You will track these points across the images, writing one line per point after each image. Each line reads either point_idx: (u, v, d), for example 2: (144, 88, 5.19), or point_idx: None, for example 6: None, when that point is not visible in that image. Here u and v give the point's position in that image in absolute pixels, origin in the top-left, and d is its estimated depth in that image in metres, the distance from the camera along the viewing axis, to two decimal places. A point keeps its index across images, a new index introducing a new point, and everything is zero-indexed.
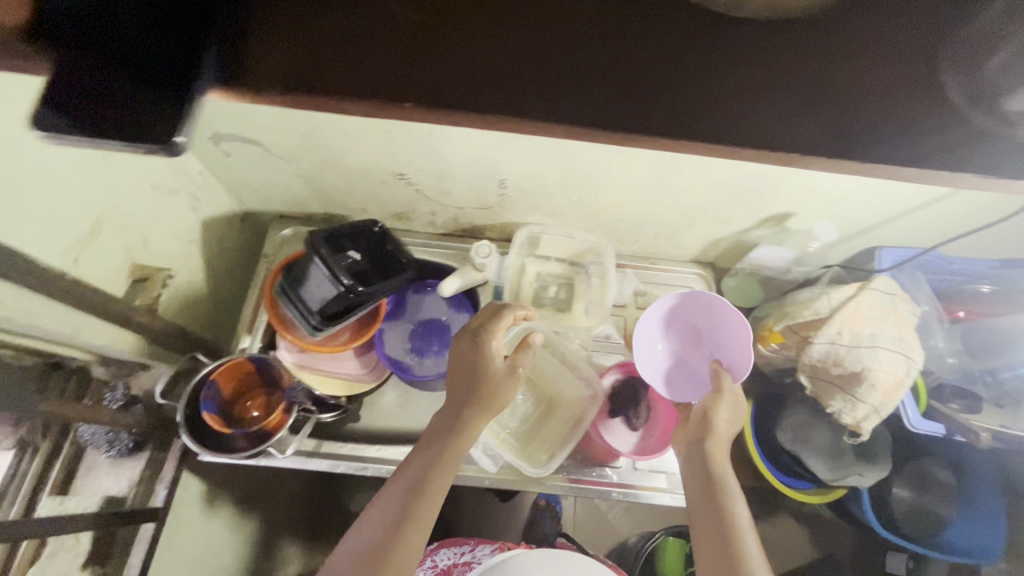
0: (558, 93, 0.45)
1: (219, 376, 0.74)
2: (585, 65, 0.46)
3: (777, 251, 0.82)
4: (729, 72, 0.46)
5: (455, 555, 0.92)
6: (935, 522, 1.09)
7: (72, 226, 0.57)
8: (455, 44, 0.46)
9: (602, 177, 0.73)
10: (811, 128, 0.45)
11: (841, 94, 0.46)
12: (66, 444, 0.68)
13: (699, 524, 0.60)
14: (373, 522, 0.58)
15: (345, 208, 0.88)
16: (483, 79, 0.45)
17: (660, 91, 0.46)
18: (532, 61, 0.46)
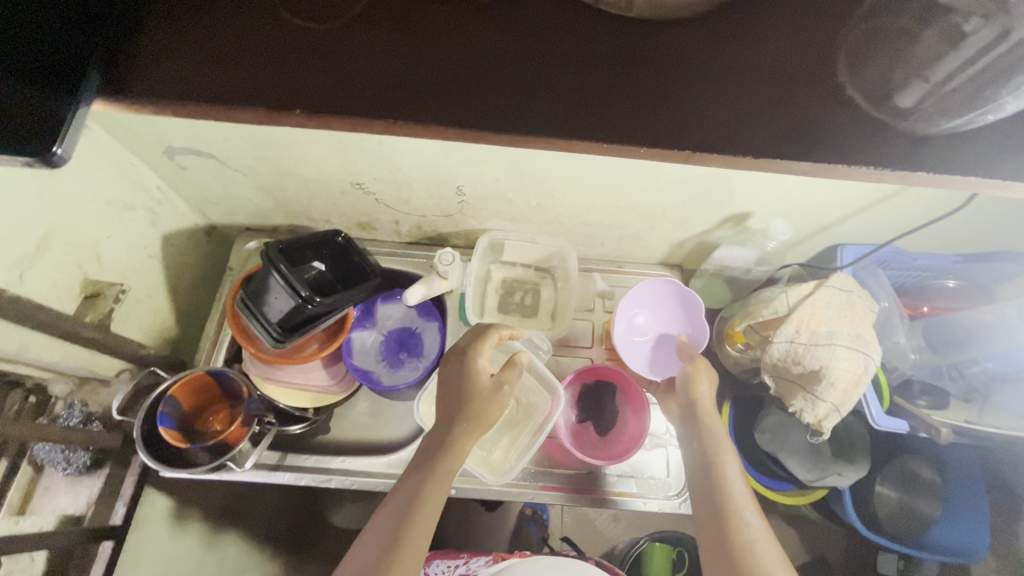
0: (457, 92, 0.41)
1: (177, 390, 0.72)
2: (486, 68, 0.42)
3: (739, 251, 0.82)
4: (649, 70, 0.42)
5: (449, 569, 0.88)
6: (919, 520, 1.08)
7: (16, 243, 0.57)
8: (346, 47, 0.42)
9: (557, 182, 0.73)
10: (745, 124, 0.41)
11: (768, 87, 0.42)
12: (23, 462, 0.67)
13: (701, 518, 0.59)
14: (365, 547, 0.57)
15: (309, 220, 0.89)
16: (373, 81, 0.41)
17: (575, 87, 0.41)
18: (431, 65, 0.42)
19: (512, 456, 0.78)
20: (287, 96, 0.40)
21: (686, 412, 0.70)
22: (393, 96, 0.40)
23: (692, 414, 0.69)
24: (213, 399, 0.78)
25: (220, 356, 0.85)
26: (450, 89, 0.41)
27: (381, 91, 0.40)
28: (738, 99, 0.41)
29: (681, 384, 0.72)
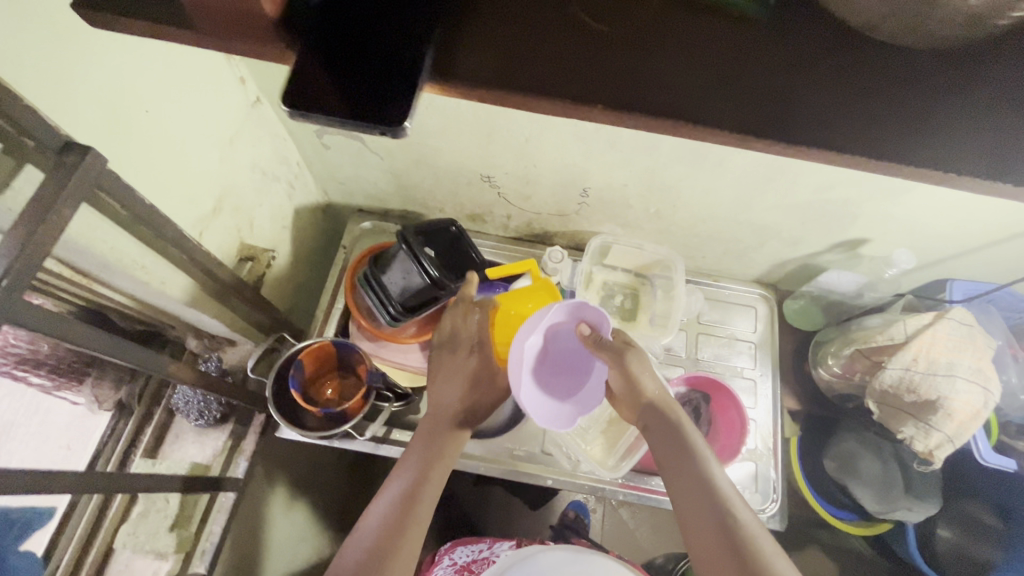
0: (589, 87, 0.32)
1: (307, 356, 0.77)
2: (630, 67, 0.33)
3: (846, 275, 0.84)
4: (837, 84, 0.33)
5: (473, 553, 0.93)
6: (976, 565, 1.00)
7: (202, 203, 0.61)
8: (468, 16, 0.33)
9: (685, 192, 0.75)
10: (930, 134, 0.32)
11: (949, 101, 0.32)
12: (157, 408, 0.75)
13: (676, 493, 0.51)
14: (368, 527, 0.58)
15: (424, 207, 0.92)
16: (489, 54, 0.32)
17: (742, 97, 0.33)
18: (558, 53, 0.33)
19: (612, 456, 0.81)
20: (594, 82, 0.32)
21: (642, 412, 0.57)
22: (735, 81, 0.33)
23: (649, 410, 0.57)
24: (329, 368, 0.82)
25: (332, 328, 0.89)
26: (782, 77, 0.33)
27: (715, 82, 0.33)
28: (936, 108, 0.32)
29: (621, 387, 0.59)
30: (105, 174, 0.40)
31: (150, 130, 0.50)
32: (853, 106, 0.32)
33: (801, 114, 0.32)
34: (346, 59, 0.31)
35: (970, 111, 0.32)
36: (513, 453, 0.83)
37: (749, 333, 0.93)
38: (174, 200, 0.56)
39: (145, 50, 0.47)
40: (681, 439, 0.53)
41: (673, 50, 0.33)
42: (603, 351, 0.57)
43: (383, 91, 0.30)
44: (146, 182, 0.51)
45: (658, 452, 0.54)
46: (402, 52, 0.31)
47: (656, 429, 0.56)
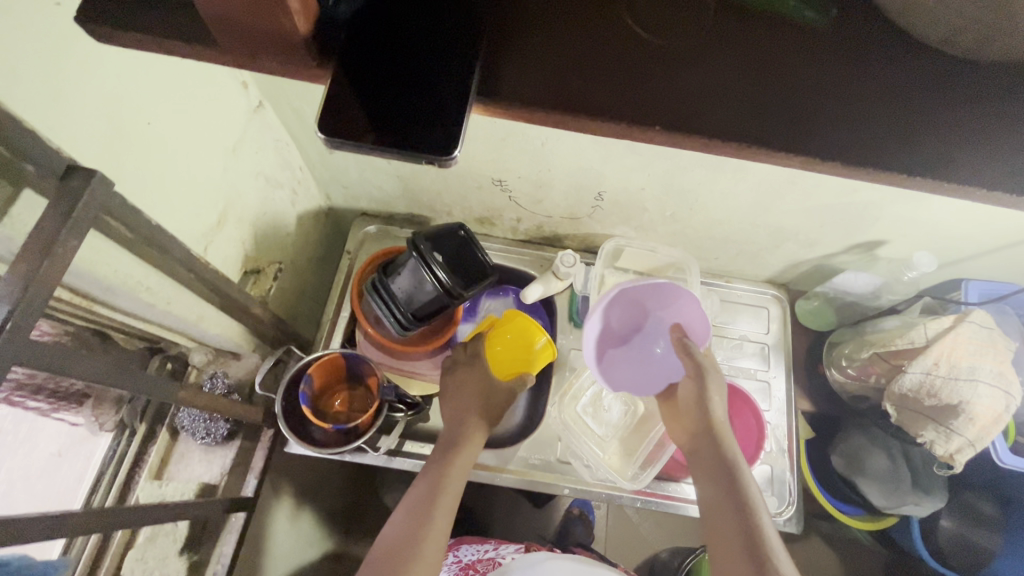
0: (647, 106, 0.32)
1: (315, 370, 0.74)
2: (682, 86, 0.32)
3: (862, 276, 0.83)
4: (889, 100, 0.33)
5: (479, 552, 0.91)
6: (980, 554, 0.98)
7: (206, 216, 0.57)
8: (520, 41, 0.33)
9: (703, 196, 0.73)
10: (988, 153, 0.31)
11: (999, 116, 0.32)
12: (161, 428, 0.71)
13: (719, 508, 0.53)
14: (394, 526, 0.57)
15: (431, 210, 0.89)
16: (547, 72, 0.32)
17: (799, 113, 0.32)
18: (613, 73, 0.32)
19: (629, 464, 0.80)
20: (653, 100, 0.32)
21: (699, 438, 0.60)
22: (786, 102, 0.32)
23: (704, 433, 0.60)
24: (337, 381, 0.79)
25: (339, 337, 0.86)
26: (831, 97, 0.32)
27: (761, 105, 0.32)
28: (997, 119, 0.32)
29: (686, 403, 0.63)
30: (111, 198, 0.38)
31: (154, 143, 0.47)
32: (910, 136, 0.32)
33: (857, 136, 0.31)
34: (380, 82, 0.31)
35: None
36: (527, 461, 0.82)
37: (762, 334, 0.92)
38: (177, 215, 0.52)
39: (140, 56, 0.43)
40: (730, 469, 0.56)
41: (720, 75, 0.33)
42: (688, 359, 0.60)
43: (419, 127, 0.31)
44: (150, 198, 0.48)
45: (708, 475, 0.57)
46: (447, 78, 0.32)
47: (707, 455, 0.58)
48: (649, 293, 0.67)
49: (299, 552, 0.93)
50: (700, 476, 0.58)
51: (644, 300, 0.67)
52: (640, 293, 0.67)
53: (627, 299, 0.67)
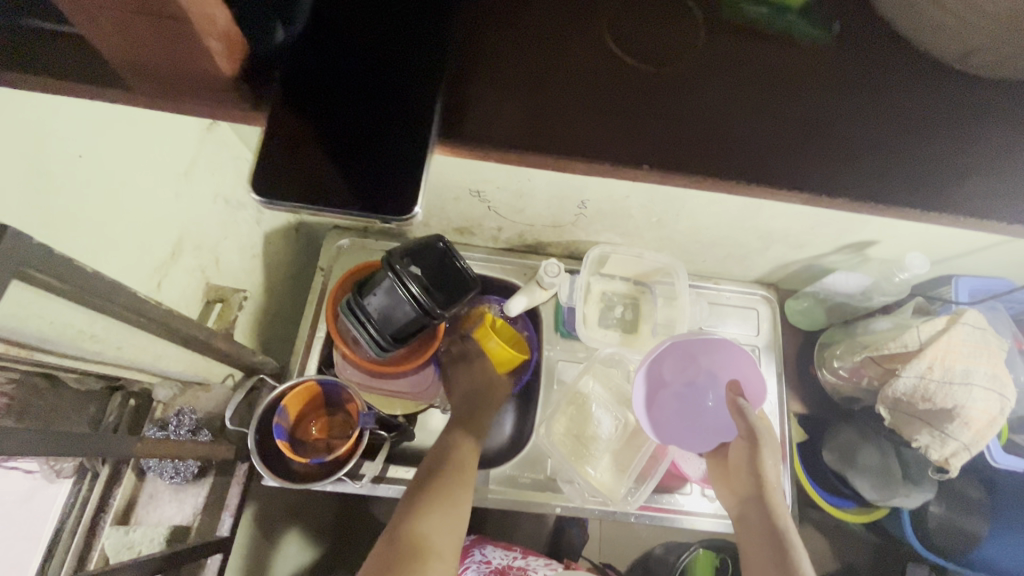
0: (625, 138, 0.44)
1: (289, 400, 0.71)
2: (649, 115, 0.44)
3: (852, 277, 0.81)
4: (801, 130, 0.45)
5: (507, 557, 0.90)
6: (970, 537, 0.97)
7: (157, 248, 0.53)
8: (516, 95, 0.44)
9: (691, 202, 0.71)
10: (868, 173, 0.44)
11: (871, 145, 0.45)
12: (126, 469, 0.67)
13: (757, 572, 0.57)
14: (414, 498, 0.64)
15: (407, 222, 0.85)
16: (545, 122, 0.44)
17: (738, 144, 0.44)
18: (590, 116, 0.44)
19: (622, 480, 0.78)
20: (632, 143, 0.44)
21: (749, 504, 0.63)
22: (713, 134, 0.44)
23: (756, 502, 0.63)
24: (314, 408, 0.76)
25: (315, 360, 0.82)
26: (770, 123, 0.45)
27: (702, 137, 0.44)
28: (860, 150, 0.45)
29: (737, 465, 0.66)
30: (32, 250, 0.33)
31: (86, 178, 0.43)
32: (806, 153, 0.45)
33: (761, 162, 0.44)
34: (336, 143, 0.40)
35: (876, 167, 0.45)
36: (517, 480, 0.79)
37: (752, 336, 0.90)
38: (120, 252, 0.48)
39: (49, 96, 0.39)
40: (781, 541, 0.58)
41: (700, 105, 0.45)
42: (743, 422, 0.61)
43: (360, 183, 0.39)
44: (87, 238, 0.44)
45: (753, 544, 0.60)
46: (394, 136, 0.40)
47: (758, 522, 0.61)
48: (703, 348, 0.72)
49: None
50: (749, 540, 0.61)
51: (696, 354, 0.72)
52: (696, 348, 0.72)
53: (682, 352, 0.72)
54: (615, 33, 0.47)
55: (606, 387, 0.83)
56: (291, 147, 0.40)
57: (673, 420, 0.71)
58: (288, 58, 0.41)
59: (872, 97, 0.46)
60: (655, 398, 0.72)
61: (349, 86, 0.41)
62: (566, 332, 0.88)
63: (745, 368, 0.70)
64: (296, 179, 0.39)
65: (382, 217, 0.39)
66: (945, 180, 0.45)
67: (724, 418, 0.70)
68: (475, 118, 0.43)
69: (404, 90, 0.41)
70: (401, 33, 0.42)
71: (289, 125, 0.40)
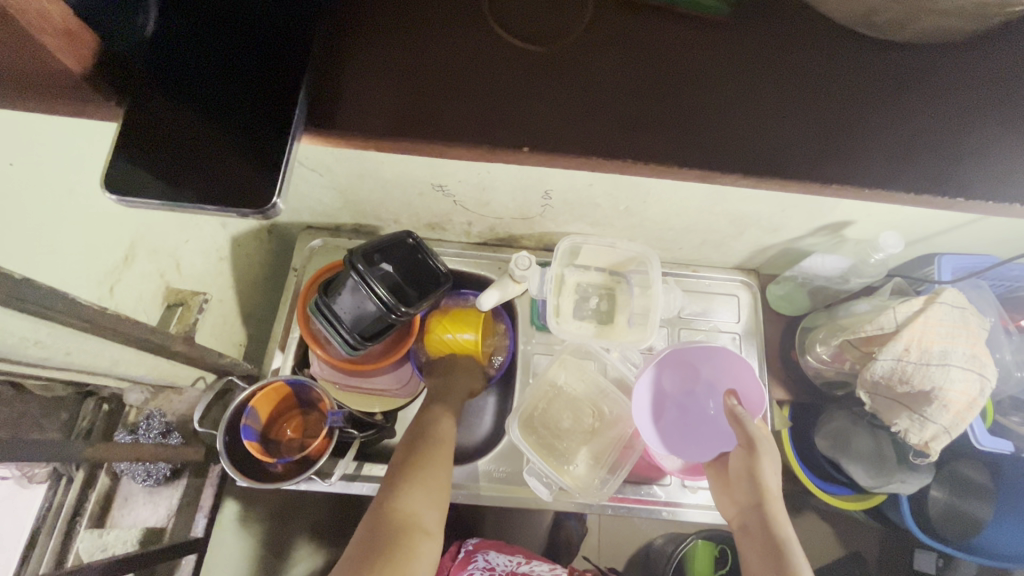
0: (518, 120, 0.46)
1: (256, 401, 0.71)
2: (548, 98, 0.47)
3: (830, 259, 0.79)
4: (701, 114, 0.47)
5: (512, 563, 0.89)
6: (971, 521, 0.95)
7: (107, 253, 0.53)
8: (410, 84, 0.46)
9: (654, 190, 0.70)
10: (765, 150, 0.46)
11: (773, 123, 0.47)
12: (101, 473, 0.68)
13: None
14: (397, 468, 0.64)
15: (378, 220, 0.84)
16: (440, 109, 0.46)
17: (641, 129, 0.46)
18: (485, 101, 0.47)
19: (596, 472, 0.77)
20: (530, 132, 0.46)
21: (748, 512, 0.59)
22: (594, 111, 0.47)
23: (755, 509, 0.58)
24: (288, 407, 0.76)
25: (289, 361, 0.82)
26: (664, 97, 0.47)
27: (605, 119, 0.46)
28: (761, 132, 0.47)
29: (736, 474, 0.61)
30: None
31: (18, 186, 0.43)
32: (705, 130, 0.47)
33: (650, 138, 0.46)
34: (209, 130, 0.43)
35: (782, 143, 0.47)
36: (492, 474, 0.79)
37: (732, 323, 0.89)
38: (60, 258, 0.48)
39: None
40: (781, 550, 0.54)
41: (596, 82, 0.47)
42: (740, 429, 0.59)
43: (221, 176, 0.42)
44: (27, 246, 0.45)
45: (752, 549, 0.56)
46: (265, 123, 0.43)
47: (757, 528, 0.57)
48: (704, 356, 0.70)
49: None
50: (749, 546, 0.57)
51: (697, 362, 0.70)
52: (693, 357, 0.70)
53: (681, 361, 0.70)
54: (501, 17, 0.49)
55: (582, 379, 0.83)
56: (162, 135, 0.42)
57: (682, 434, 0.69)
58: (154, 40, 0.43)
59: (774, 81, 0.48)
60: (659, 410, 0.70)
61: (224, 75, 0.43)
62: (541, 325, 0.87)
63: (745, 380, 0.67)
64: (170, 171, 0.42)
65: (243, 212, 0.42)
66: (852, 160, 0.47)
67: (725, 426, 0.67)
68: (364, 110, 0.46)
69: (279, 79, 0.44)
70: (282, 24, 0.45)
71: (158, 112, 0.42)
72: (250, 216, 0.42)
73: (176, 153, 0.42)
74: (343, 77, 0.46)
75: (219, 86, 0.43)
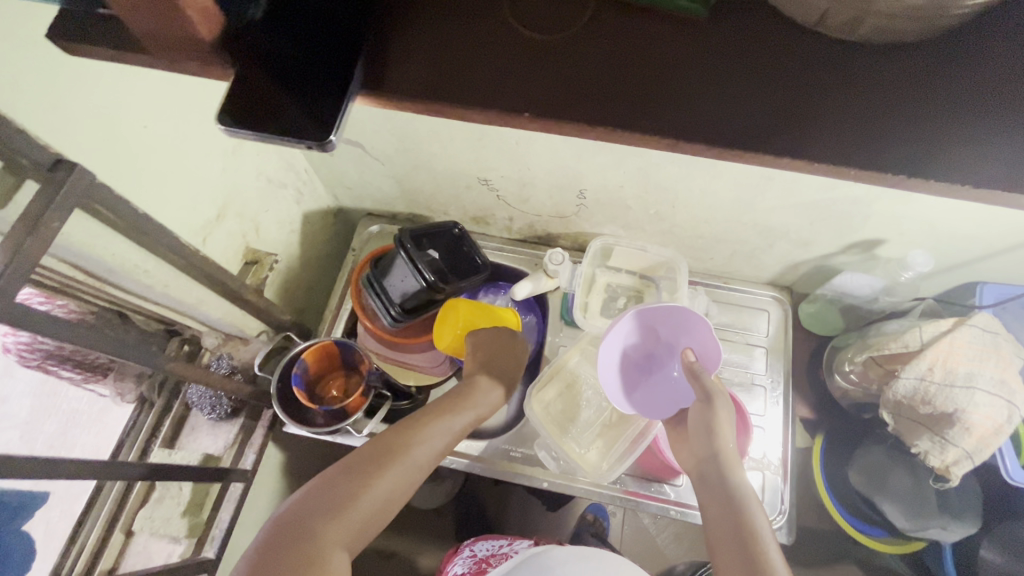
0: (581, 87, 0.40)
1: (308, 355, 0.80)
2: (619, 57, 0.40)
3: (863, 278, 0.79)
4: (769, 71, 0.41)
5: (494, 547, 0.90)
6: None
7: (205, 210, 0.65)
8: (446, 26, 0.42)
9: (683, 193, 0.73)
10: (842, 122, 0.39)
11: (853, 88, 0.40)
12: (176, 402, 0.80)
13: (714, 533, 0.55)
14: (398, 433, 0.63)
15: (429, 210, 0.93)
16: (485, 59, 0.41)
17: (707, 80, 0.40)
18: (537, 61, 0.41)
19: (607, 460, 0.81)
20: (588, 90, 0.40)
21: (705, 463, 0.62)
22: (654, 84, 0.40)
23: (712, 462, 0.61)
24: (333, 367, 0.86)
25: (340, 329, 0.92)
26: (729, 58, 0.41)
27: (672, 77, 0.40)
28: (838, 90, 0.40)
29: (695, 428, 0.64)
30: (94, 189, 0.44)
31: (150, 144, 0.54)
32: (786, 114, 0.39)
33: (721, 119, 0.39)
34: (298, 80, 0.41)
35: (860, 107, 0.40)
36: (509, 454, 0.84)
37: (760, 336, 0.89)
38: (170, 205, 0.59)
39: (143, 81, 0.51)
40: (736, 498, 0.57)
41: (655, 30, 0.41)
42: (698, 384, 0.63)
43: (299, 119, 0.40)
44: (147, 190, 0.56)
45: (708, 503, 0.59)
46: (337, 70, 0.41)
47: (713, 481, 0.60)
48: (664, 319, 0.72)
49: None
50: (706, 497, 0.59)
51: (658, 326, 0.73)
52: (656, 320, 0.73)
53: (644, 325, 0.73)
54: None
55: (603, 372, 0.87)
56: (247, 77, 0.41)
57: (648, 396, 0.73)
58: None
59: None
60: (624, 373, 0.73)
61: (298, 21, 0.42)
62: (570, 319, 0.92)
63: (703, 341, 0.70)
64: (262, 110, 0.40)
65: (305, 143, 0.40)
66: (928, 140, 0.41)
67: (686, 388, 0.71)
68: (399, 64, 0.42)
69: (346, 32, 0.42)
70: None
71: (239, 55, 0.40)
72: (312, 148, 0.41)
73: (264, 94, 0.41)
74: (395, 27, 0.42)
75: (292, 35, 0.41)
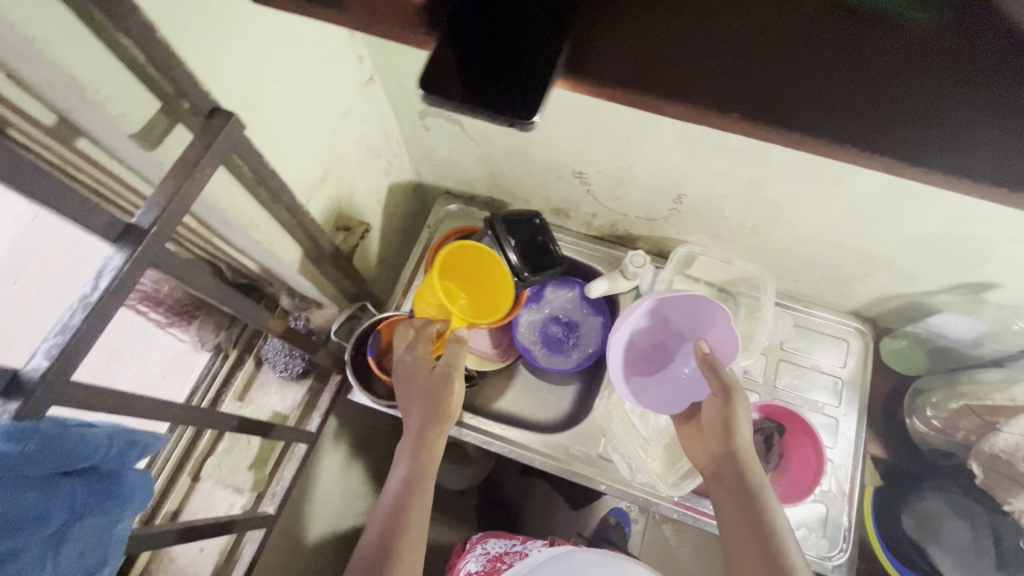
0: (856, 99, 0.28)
1: (385, 328, 0.80)
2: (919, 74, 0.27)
3: (963, 321, 0.76)
4: None
5: (505, 545, 0.91)
6: None
7: (312, 171, 0.65)
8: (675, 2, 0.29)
9: (791, 211, 0.70)
10: None
11: None
12: (248, 356, 0.80)
13: (734, 539, 0.57)
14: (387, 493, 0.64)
15: (510, 195, 0.92)
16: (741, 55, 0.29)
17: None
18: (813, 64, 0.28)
19: (674, 471, 0.79)
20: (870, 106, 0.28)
21: (722, 462, 0.62)
22: (941, 113, 0.27)
23: (729, 461, 0.61)
24: None
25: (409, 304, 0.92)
26: None
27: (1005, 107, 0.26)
28: None
29: (712, 424, 0.64)
30: (241, 141, 0.44)
31: (283, 101, 0.54)
32: None
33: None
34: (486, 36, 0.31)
35: None
36: (568, 450, 0.83)
37: (836, 367, 0.86)
38: (287, 164, 0.59)
39: (291, 40, 0.52)
40: (755, 498, 0.58)
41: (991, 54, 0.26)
42: (716, 379, 0.62)
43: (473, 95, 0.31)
44: (273, 149, 0.56)
45: (726, 505, 0.59)
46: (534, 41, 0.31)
47: (731, 480, 0.60)
48: (675, 308, 0.72)
49: (343, 497, 0.97)
50: (723, 495, 0.60)
51: (666, 314, 0.72)
52: (668, 308, 0.73)
53: (653, 314, 0.73)
54: None
55: None
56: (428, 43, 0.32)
57: (654, 387, 0.72)
58: None
59: None
60: (627, 361, 0.73)
61: None
62: None
63: (717, 334, 0.69)
64: (455, 77, 0.31)
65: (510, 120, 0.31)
66: None
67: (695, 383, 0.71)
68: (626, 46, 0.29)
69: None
70: None
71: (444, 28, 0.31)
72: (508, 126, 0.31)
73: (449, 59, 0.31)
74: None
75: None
